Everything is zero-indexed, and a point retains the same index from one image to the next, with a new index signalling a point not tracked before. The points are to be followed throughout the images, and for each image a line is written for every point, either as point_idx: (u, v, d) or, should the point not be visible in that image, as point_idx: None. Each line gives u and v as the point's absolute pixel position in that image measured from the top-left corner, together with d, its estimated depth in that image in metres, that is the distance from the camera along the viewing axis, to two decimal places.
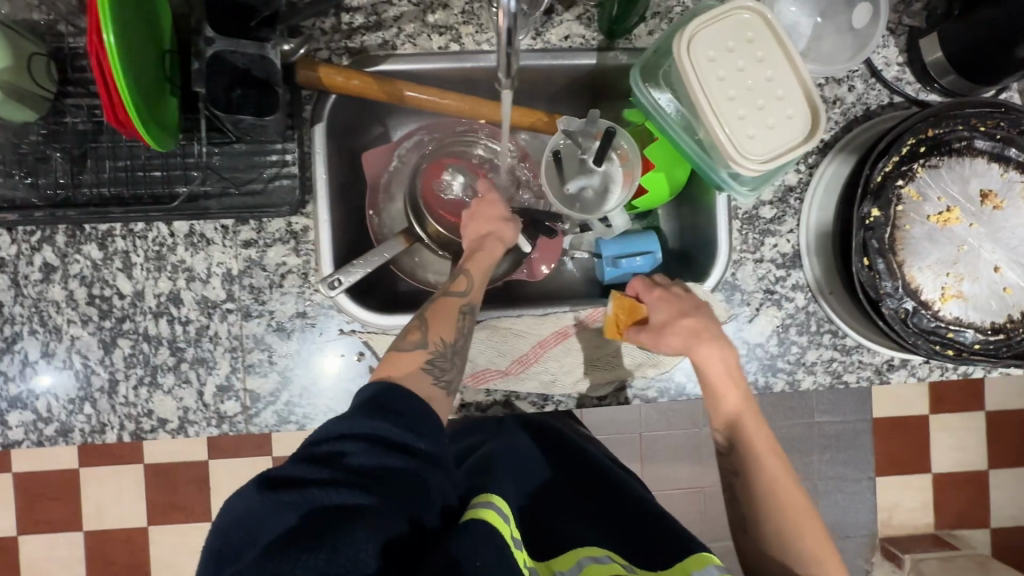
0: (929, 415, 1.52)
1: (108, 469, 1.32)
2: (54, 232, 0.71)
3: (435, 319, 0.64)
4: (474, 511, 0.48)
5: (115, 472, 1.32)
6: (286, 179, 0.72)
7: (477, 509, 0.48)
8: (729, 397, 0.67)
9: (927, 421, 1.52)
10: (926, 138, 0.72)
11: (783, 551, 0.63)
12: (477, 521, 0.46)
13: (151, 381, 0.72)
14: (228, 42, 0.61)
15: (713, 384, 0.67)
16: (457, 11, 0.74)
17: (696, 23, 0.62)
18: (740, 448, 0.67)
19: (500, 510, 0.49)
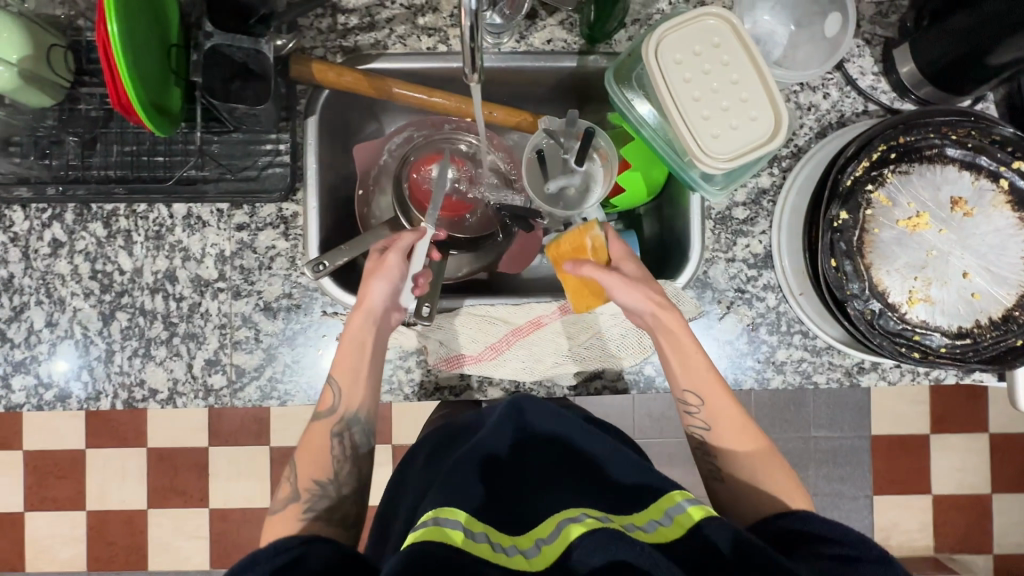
0: (931, 437, 1.49)
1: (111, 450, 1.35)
2: (64, 210, 0.76)
3: (304, 457, 0.67)
4: (422, 527, 0.50)
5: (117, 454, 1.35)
6: (279, 167, 0.76)
7: (424, 526, 0.50)
8: (699, 359, 0.69)
9: (928, 442, 1.49)
10: (896, 145, 0.74)
11: (749, 486, 0.65)
12: (421, 545, 0.47)
13: (144, 353, 0.77)
14: (226, 37, 0.66)
15: (684, 347, 0.69)
16: (445, 15, 0.78)
17: (664, 28, 0.65)
18: (704, 405, 0.68)
19: (449, 519, 0.51)
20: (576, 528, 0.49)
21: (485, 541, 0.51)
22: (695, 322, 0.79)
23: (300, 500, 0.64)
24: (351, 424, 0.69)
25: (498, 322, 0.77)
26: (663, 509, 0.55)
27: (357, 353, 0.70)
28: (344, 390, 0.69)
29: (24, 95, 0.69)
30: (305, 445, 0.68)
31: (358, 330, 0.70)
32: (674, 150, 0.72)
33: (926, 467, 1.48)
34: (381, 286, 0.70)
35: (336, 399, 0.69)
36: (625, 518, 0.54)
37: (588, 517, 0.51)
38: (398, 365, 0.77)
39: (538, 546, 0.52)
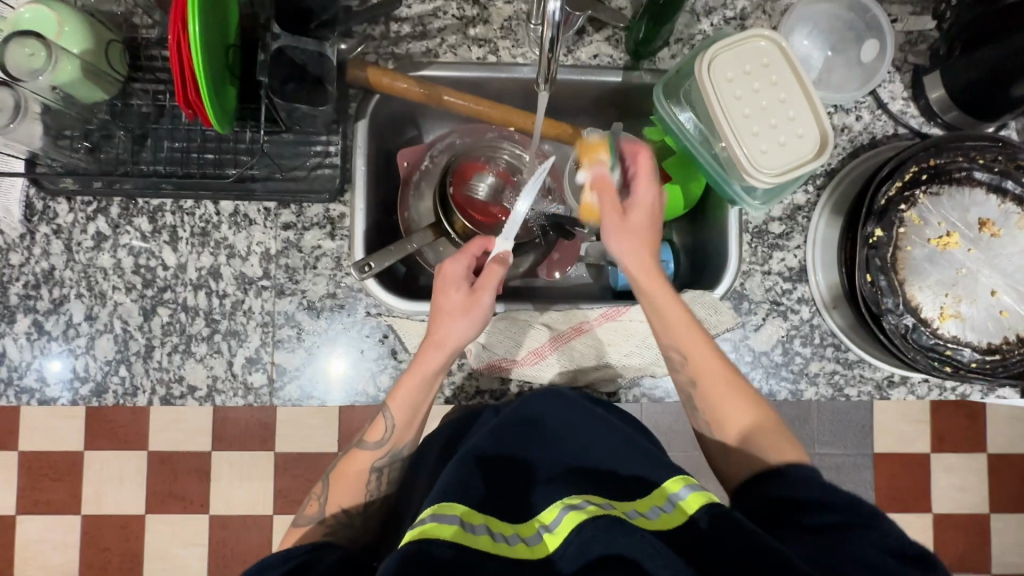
0: (932, 454, 1.49)
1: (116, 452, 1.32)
2: (109, 204, 0.76)
3: (336, 488, 0.70)
4: (421, 525, 0.51)
5: None
6: (328, 168, 0.77)
7: (422, 524, 0.51)
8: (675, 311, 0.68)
9: (930, 459, 1.49)
10: (927, 167, 0.77)
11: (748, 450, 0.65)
12: (424, 541, 0.49)
13: (184, 349, 0.76)
14: (291, 38, 0.68)
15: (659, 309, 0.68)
16: (496, 27, 0.81)
17: (716, 47, 0.68)
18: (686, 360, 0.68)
19: (444, 515, 0.52)
20: (580, 514, 0.52)
21: (485, 532, 0.53)
22: (733, 332, 0.80)
23: (322, 520, 0.67)
24: (394, 458, 0.70)
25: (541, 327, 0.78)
26: (666, 495, 0.56)
27: (421, 390, 0.69)
28: (398, 426, 0.69)
29: (81, 90, 0.69)
30: (341, 472, 0.71)
31: (429, 371, 0.68)
32: (719, 165, 0.75)
33: (929, 487, 1.50)
34: (462, 327, 0.68)
35: (386, 435, 0.69)
36: (630, 504, 0.56)
37: (591, 504, 0.53)
38: None
39: (541, 534, 0.54)
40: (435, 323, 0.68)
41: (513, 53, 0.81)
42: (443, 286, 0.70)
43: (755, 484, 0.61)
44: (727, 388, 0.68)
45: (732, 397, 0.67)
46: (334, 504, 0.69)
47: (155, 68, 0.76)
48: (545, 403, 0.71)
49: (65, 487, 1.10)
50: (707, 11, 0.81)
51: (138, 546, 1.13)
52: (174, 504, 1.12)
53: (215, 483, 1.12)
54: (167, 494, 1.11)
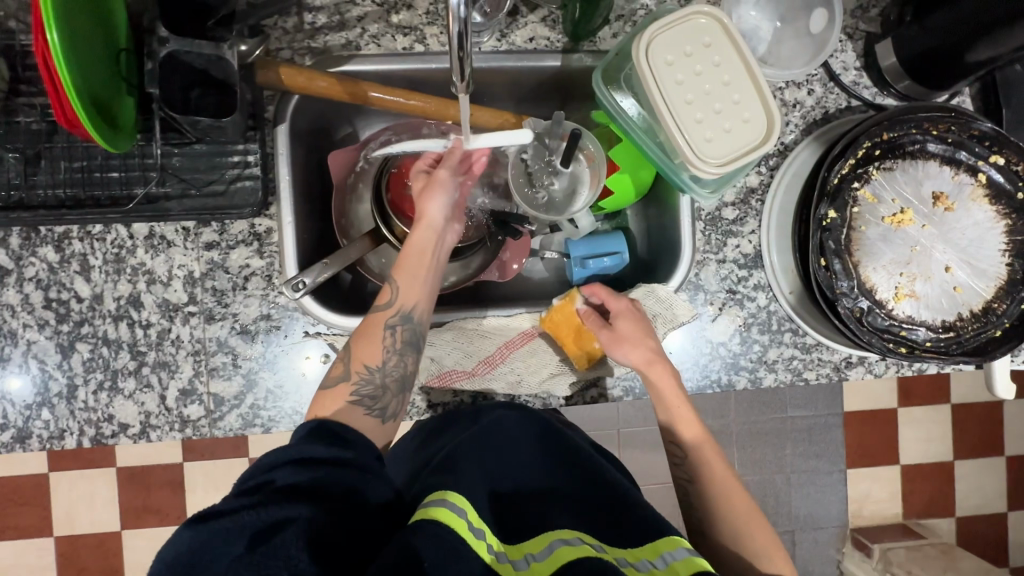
0: (897, 409, 1.53)
1: (74, 474, 1.26)
2: (8, 234, 0.70)
3: (315, 404, 0.62)
4: (425, 510, 0.49)
5: (86, 476, 1.27)
6: (249, 181, 0.71)
7: (428, 509, 0.49)
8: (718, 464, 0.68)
9: (895, 413, 1.53)
10: (880, 142, 0.74)
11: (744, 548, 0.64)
12: (424, 521, 0.47)
13: (111, 386, 0.71)
14: (183, 43, 0.61)
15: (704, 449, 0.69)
16: (421, 12, 0.74)
17: (654, 28, 0.63)
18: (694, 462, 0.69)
19: (454, 507, 0.49)
20: (573, 551, 0.50)
21: (483, 538, 0.49)
22: (689, 324, 0.78)
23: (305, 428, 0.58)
24: (406, 319, 0.66)
25: (489, 334, 0.76)
26: (658, 551, 0.53)
27: (421, 253, 0.69)
28: (404, 288, 0.67)
29: None
30: (361, 332, 0.66)
31: (421, 244, 0.69)
32: (664, 153, 0.71)
33: (895, 438, 1.53)
34: (436, 197, 0.69)
35: (391, 297, 0.66)
36: (621, 552, 0.55)
37: (584, 543, 0.52)
38: None
39: (529, 560, 0.51)
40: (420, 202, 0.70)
41: (442, 40, 0.74)
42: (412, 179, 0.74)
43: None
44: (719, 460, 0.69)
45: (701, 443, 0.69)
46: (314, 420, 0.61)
47: (41, 80, 0.69)
48: (538, 417, 0.69)
49: (63, 494, 1.26)
50: None
51: (118, 562, 1.28)
52: None
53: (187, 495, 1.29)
54: (143, 508, 1.28)
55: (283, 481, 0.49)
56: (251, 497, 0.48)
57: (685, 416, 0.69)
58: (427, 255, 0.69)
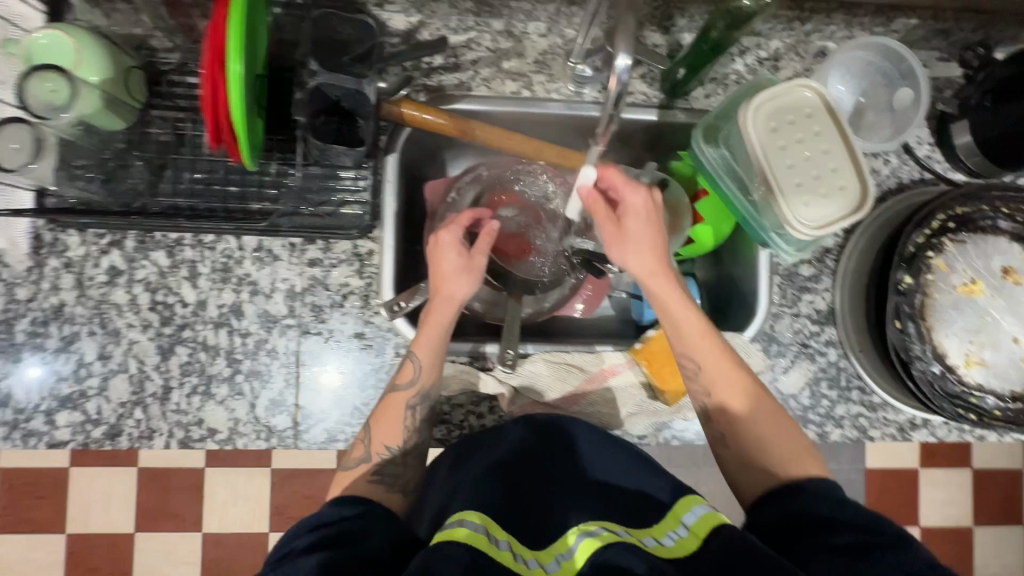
0: (919, 469, 1.54)
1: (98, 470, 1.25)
2: (125, 236, 0.73)
3: (337, 483, 0.65)
4: (450, 531, 0.49)
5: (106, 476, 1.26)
6: (357, 205, 0.75)
7: (452, 530, 0.49)
8: (755, 417, 0.64)
9: (917, 474, 1.54)
10: (954, 216, 0.78)
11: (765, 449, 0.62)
12: (447, 542, 0.47)
13: (204, 391, 0.73)
14: (330, 76, 0.63)
15: (719, 392, 0.65)
16: (530, 61, 0.79)
17: (762, 96, 0.68)
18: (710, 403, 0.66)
19: (473, 524, 0.50)
20: (595, 543, 0.51)
21: (508, 549, 0.50)
22: (761, 375, 0.80)
23: (370, 462, 0.64)
24: (426, 400, 0.68)
25: (575, 369, 0.77)
26: (680, 518, 0.55)
27: (440, 331, 0.68)
28: (425, 364, 0.67)
29: (101, 120, 0.66)
30: (378, 415, 0.67)
31: (442, 322, 0.68)
32: (755, 210, 0.75)
33: (917, 500, 1.54)
34: (465, 283, 0.69)
35: (415, 375, 0.67)
36: (646, 531, 0.54)
37: (606, 531, 0.53)
38: (468, 408, 0.77)
39: (559, 560, 0.51)
40: (435, 281, 0.69)
41: (548, 88, 0.79)
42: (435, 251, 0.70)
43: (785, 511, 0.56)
44: (757, 408, 0.65)
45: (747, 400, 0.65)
46: (376, 446, 0.65)
47: (177, 95, 0.73)
48: (555, 438, 0.67)
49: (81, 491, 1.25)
50: (741, 50, 0.81)
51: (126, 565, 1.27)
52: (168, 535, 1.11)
53: (208, 503, 1.29)
54: (160, 512, 1.26)
55: (302, 545, 0.52)
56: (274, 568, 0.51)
57: (722, 371, 0.65)
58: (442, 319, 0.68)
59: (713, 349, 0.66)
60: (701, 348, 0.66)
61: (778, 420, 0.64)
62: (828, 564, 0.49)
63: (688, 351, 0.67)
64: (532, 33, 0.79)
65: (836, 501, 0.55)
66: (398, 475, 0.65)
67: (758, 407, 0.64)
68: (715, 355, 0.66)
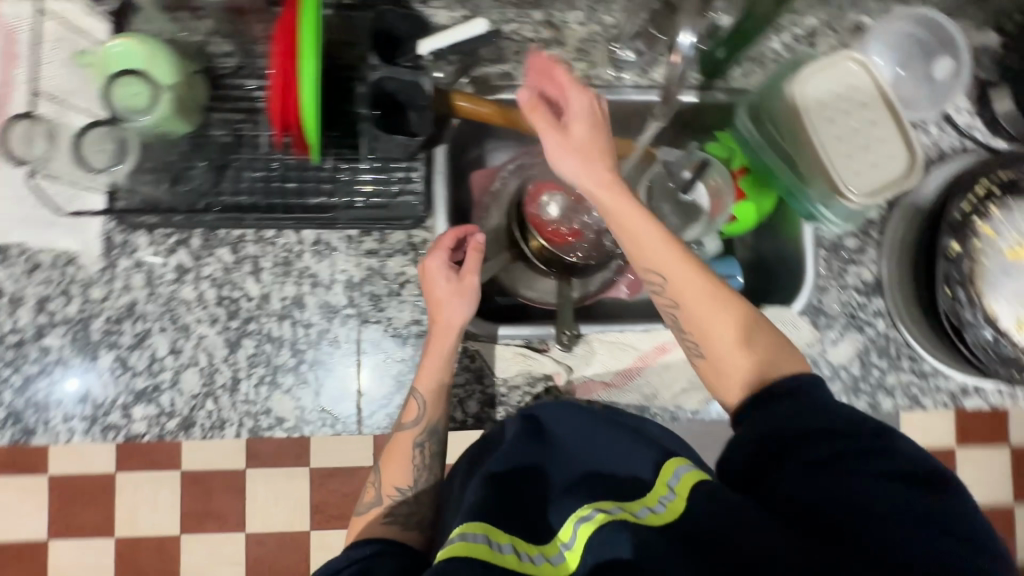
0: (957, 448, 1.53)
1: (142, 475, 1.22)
2: (190, 235, 0.76)
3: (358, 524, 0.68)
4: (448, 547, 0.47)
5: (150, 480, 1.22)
6: (411, 196, 0.77)
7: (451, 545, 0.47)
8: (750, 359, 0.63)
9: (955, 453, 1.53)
10: (998, 181, 0.78)
11: (778, 377, 0.62)
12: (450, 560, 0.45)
13: (271, 381, 0.76)
14: (389, 71, 0.67)
15: (709, 335, 0.64)
16: (571, 49, 0.81)
17: (807, 70, 0.69)
18: (700, 347, 0.65)
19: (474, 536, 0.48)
20: (592, 527, 0.49)
21: (512, 552, 0.48)
22: (811, 347, 0.81)
23: (382, 505, 0.68)
24: (433, 434, 0.71)
25: (628, 348, 0.78)
26: (664, 483, 0.53)
27: (441, 363, 0.70)
28: (429, 400, 0.70)
29: (176, 124, 0.69)
30: (388, 454, 0.71)
31: (447, 349, 0.70)
32: None
33: None
34: (460, 307, 0.70)
35: (420, 411, 0.70)
36: (637, 501, 0.52)
37: (600, 513, 0.50)
38: (525, 389, 0.78)
39: (564, 551, 0.50)
40: (434, 309, 0.71)
41: (589, 74, 0.81)
42: (427, 276, 0.71)
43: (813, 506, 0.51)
44: (744, 346, 0.64)
45: (736, 335, 0.64)
46: (387, 488, 0.69)
47: (235, 97, 0.76)
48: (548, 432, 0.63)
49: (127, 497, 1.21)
50: (778, 28, 0.82)
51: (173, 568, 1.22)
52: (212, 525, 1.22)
53: (249, 503, 1.24)
54: (202, 513, 1.23)
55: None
56: None
57: (707, 310, 0.64)
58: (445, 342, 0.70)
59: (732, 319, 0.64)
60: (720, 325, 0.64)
61: (762, 335, 0.64)
62: (873, 529, 0.48)
63: (659, 288, 0.65)
64: (571, 22, 0.81)
65: (881, 454, 0.54)
66: (411, 511, 0.68)
67: (744, 343, 0.63)
68: (691, 279, 0.64)
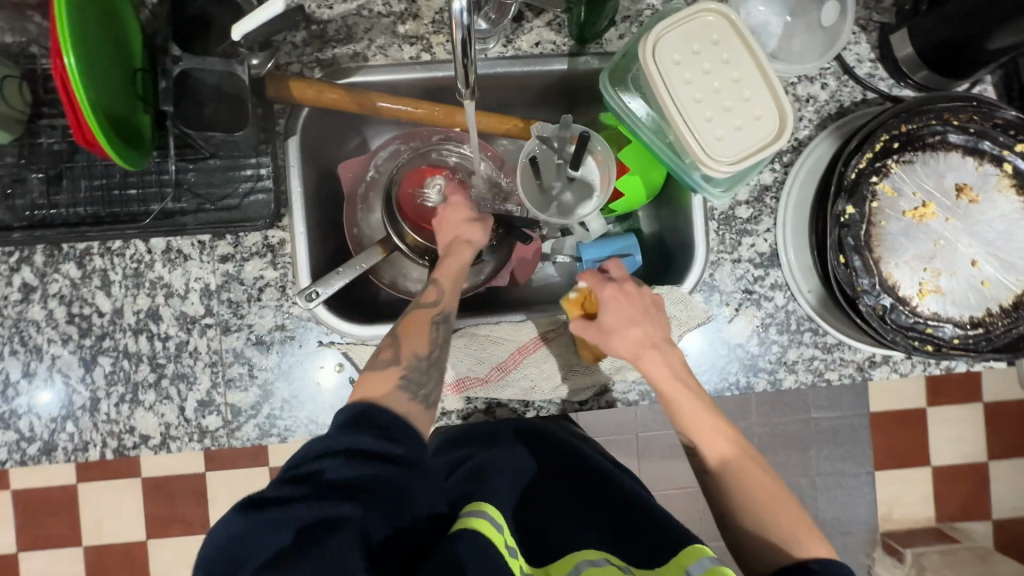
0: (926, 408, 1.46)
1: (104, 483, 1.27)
2: (33, 252, 0.71)
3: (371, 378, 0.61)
4: (466, 519, 0.50)
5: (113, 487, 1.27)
6: (262, 193, 0.72)
7: (468, 518, 0.50)
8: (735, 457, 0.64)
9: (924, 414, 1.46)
10: (898, 135, 0.72)
11: (764, 530, 0.60)
12: (465, 528, 0.49)
13: (132, 398, 0.72)
14: (195, 60, 0.61)
15: (734, 473, 0.63)
16: (427, 21, 0.74)
17: (661, 27, 0.63)
18: (734, 497, 0.62)
19: (491, 520, 0.51)
20: (603, 568, 0.55)
21: (515, 557, 0.50)
22: (705, 326, 0.77)
23: (400, 363, 0.63)
24: (449, 320, 0.68)
25: (502, 342, 0.74)
26: (684, 566, 0.54)
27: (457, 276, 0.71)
28: (449, 294, 0.69)
29: None
30: (404, 338, 0.65)
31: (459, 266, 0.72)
32: (676, 153, 0.70)
33: (925, 442, 1.46)
34: (478, 232, 0.75)
35: (440, 296, 0.69)
36: (650, 573, 0.56)
37: (609, 564, 0.57)
38: None
39: None
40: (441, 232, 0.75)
41: (449, 48, 0.75)
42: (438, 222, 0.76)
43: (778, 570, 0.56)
44: (768, 494, 0.62)
45: (758, 485, 0.62)
46: (408, 350, 0.64)
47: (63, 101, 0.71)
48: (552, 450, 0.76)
49: (90, 504, 1.27)
50: None
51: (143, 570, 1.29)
52: (173, 527, 1.29)
53: (212, 506, 1.30)
54: (168, 519, 1.29)
55: (329, 474, 0.50)
56: (301, 486, 0.49)
57: (723, 452, 0.64)
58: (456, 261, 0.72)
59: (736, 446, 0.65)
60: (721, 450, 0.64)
61: (743, 465, 0.63)
62: None
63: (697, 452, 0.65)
64: None
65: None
66: (422, 382, 0.63)
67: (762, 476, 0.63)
68: (690, 409, 0.65)
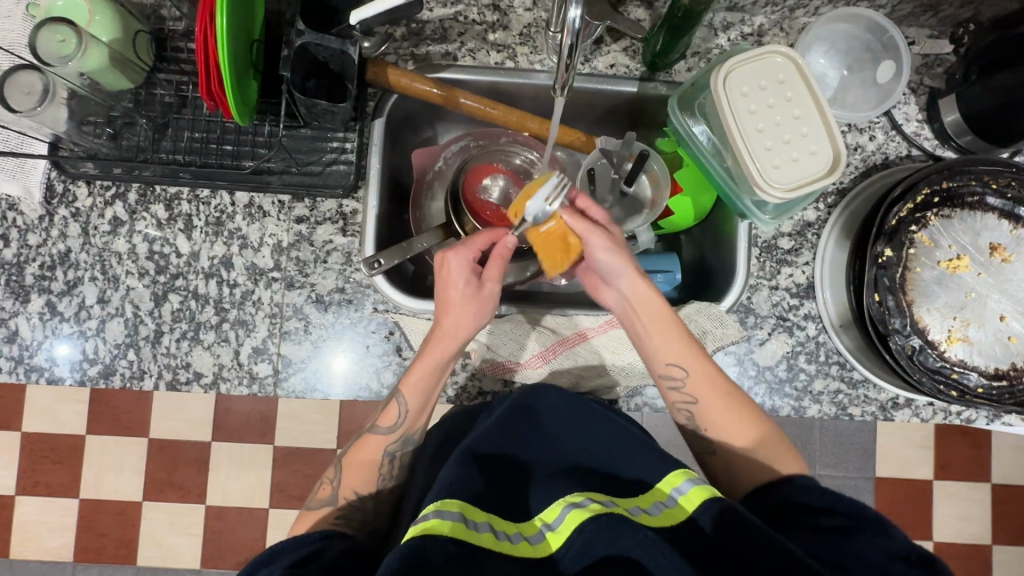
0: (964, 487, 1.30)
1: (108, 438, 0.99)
2: (128, 189, 0.78)
3: (350, 471, 0.69)
4: (417, 528, 0.50)
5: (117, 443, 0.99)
6: (343, 165, 0.78)
7: (419, 526, 0.50)
8: (711, 385, 0.68)
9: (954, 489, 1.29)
10: (940, 190, 0.76)
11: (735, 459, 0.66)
12: (423, 536, 0.48)
13: (193, 336, 0.77)
14: (314, 36, 0.67)
15: (717, 409, 0.67)
16: (515, 33, 0.82)
17: (733, 61, 0.69)
18: (709, 427, 0.68)
19: (445, 514, 0.51)
20: (582, 513, 0.51)
21: (487, 531, 0.53)
22: (737, 345, 0.80)
23: (335, 505, 0.68)
24: (406, 443, 0.71)
25: (546, 331, 0.79)
26: (666, 490, 0.57)
27: (432, 377, 0.70)
28: (413, 410, 0.70)
29: (107, 77, 0.71)
30: (352, 455, 0.71)
31: (440, 361, 0.69)
32: (730, 178, 0.76)
33: None
34: (467, 319, 0.68)
35: (398, 420, 0.69)
36: (631, 501, 0.56)
37: (593, 502, 0.53)
38: None
39: (542, 533, 0.54)
40: (443, 316, 0.68)
41: (531, 59, 0.82)
42: (445, 276, 0.69)
43: (764, 489, 0.61)
44: (746, 420, 0.67)
45: (733, 413, 0.67)
46: (345, 491, 0.69)
47: (181, 60, 0.78)
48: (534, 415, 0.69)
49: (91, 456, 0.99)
50: (725, 26, 0.82)
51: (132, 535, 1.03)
52: (169, 493, 1.01)
53: (214, 476, 1.02)
54: (166, 483, 1.01)
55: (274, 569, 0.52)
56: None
57: (708, 387, 0.68)
58: (445, 359, 0.69)
59: (713, 382, 0.68)
60: (705, 391, 0.68)
61: (719, 391, 0.68)
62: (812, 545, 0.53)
63: (681, 381, 0.69)
64: (518, 7, 0.82)
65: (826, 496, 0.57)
66: (367, 484, 0.69)
67: (749, 418, 0.67)
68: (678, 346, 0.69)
